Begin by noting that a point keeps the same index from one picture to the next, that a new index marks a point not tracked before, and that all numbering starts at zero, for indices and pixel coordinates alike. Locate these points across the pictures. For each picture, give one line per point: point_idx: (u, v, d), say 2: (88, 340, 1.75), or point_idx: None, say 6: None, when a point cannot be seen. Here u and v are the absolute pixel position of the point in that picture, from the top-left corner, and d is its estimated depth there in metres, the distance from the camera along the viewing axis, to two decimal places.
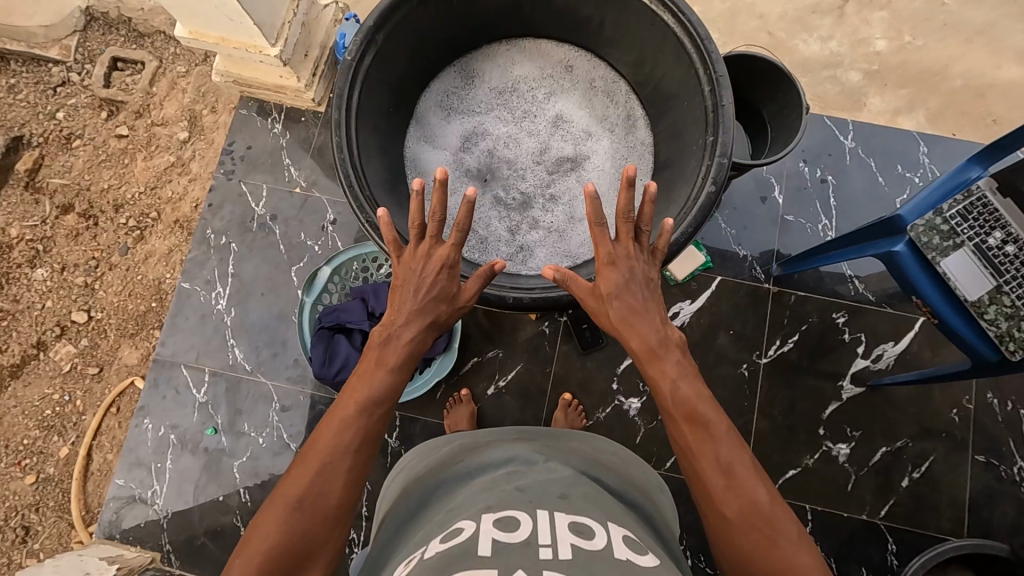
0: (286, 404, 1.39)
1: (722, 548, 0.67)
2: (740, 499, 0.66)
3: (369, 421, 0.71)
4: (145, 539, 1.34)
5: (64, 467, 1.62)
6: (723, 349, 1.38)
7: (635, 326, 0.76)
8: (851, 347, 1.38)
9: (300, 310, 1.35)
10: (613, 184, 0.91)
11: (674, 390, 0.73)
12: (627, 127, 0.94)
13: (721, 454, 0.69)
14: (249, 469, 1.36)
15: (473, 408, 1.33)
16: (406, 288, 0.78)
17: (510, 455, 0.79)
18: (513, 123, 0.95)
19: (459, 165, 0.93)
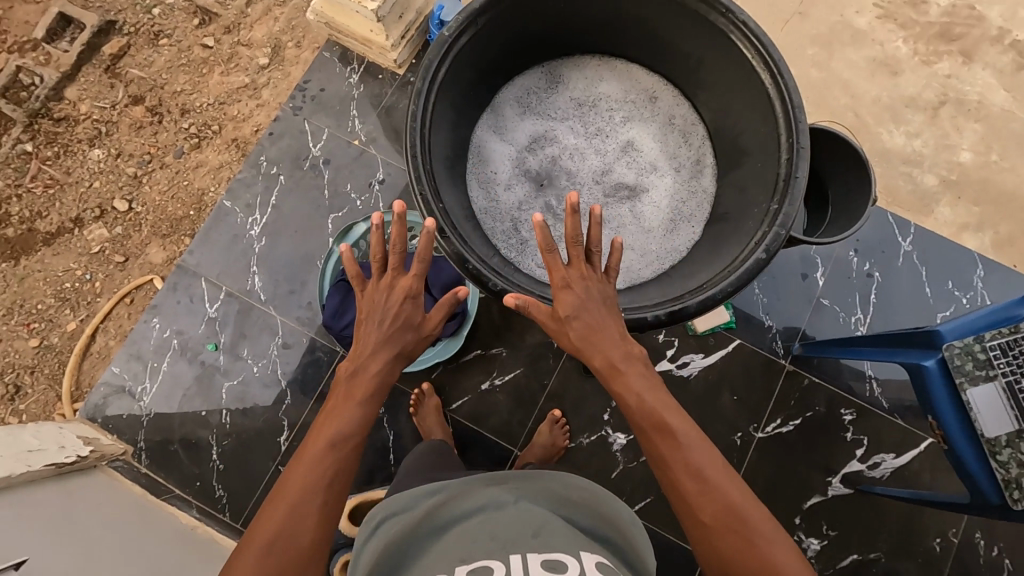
0: (288, 342, 1.41)
1: (702, 547, 0.70)
2: (715, 502, 0.69)
3: (340, 453, 0.77)
4: (123, 430, 1.37)
5: (67, 340, 1.68)
6: (723, 411, 1.37)
7: (599, 345, 0.76)
8: (851, 447, 1.34)
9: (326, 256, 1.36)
10: (664, 225, 0.91)
11: (642, 402, 0.75)
12: (693, 171, 0.93)
13: (692, 460, 0.71)
14: (236, 393, 1.39)
15: (432, 401, 1.32)
16: (371, 320, 0.88)
17: (486, 497, 0.81)
18: (582, 139, 0.95)
19: (521, 165, 0.94)
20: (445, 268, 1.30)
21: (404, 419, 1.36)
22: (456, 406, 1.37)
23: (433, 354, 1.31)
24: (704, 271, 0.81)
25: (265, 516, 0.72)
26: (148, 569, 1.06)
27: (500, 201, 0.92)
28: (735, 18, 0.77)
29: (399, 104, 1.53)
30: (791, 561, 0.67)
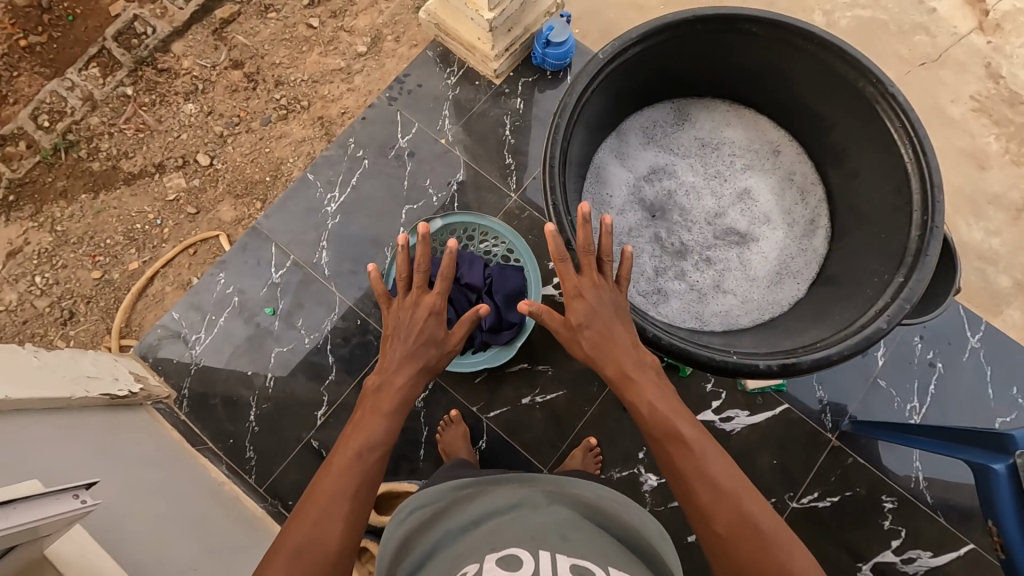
0: (342, 320, 1.43)
1: (718, 559, 0.67)
2: (729, 511, 0.68)
3: (365, 463, 0.77)
4: (170, 374, 1.41)
5: (127, 279, 1.73)
6: (760, 473, 1.34)
7: (612, 353, 0.80)
8: (887, 536, 1.30)
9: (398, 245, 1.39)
10: (769, 277, 0.91)
11: (653, 410, 0.77)
12: (806, 230, 0.93)
13: (703, 466, 0.72)
14: (283, 359, 1.41)
15: (458, 426, 1.31)
16: (398, 336, 0.95)
17: (514, 497, 0.76)
18: (702, 180, 0.97)
19: (639, 193, 0.96)
20: (511, 276, 1.31)
21: (440, 416, 1.36)
22: (494, 414, 1.37)
23: (482, 360, 1.32)
24: (807, 330, 0.80)
25: (290, 529, 0.71)
26: (180, 510, 1.08)
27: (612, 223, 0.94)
28: (885, 89, 0.78)
29: (490, 112, 1.57)
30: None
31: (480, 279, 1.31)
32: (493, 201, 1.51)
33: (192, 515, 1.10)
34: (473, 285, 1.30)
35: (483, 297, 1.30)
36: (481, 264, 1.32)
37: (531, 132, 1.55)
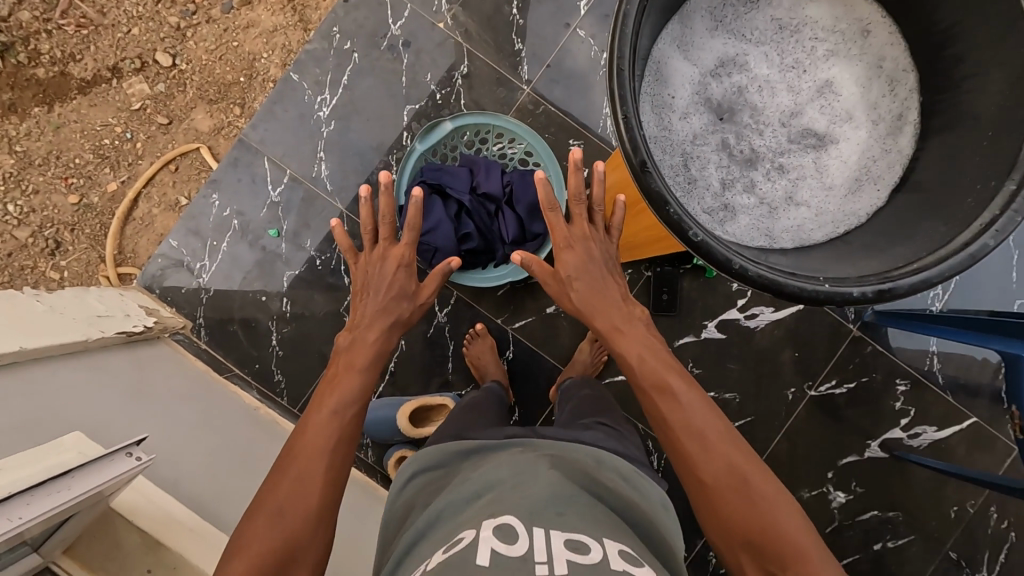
0: (354, 238, 1.35)
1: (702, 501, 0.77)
2: (715, 463, 0.77)
3: (338, 430, 0.79)
4: (181, 305, 1.36)
5: (108, 202, 1.59)
6: (781, 366, 1.37)
7: (599, 306, 0.95)
8: (897, 416, 1.37)
9: (406, 155, 1.26)
10: (850, 190, 0.66)
11: (642, 362, 0.88)
12: (891, 128, 0.67)
13: (690, 419, 0.80)
14: (297, 283, 1.36)
15: (485, 339, 1.31)
16: (368, 290, 1.00)
17: (516, 463, 0.65)
18: (775, 63, 0.66)
19: (698, 83, 0.66)
20: (532, 183, 1.23)
21: (466, 330, 1.35)
22: (519, 325, 1.36)
23: (506, 275, 1.27)
24: (893, 250, 0.61)
25: (264, 496, 0.72)
26: (223, 439, 1.09)
27: (672, 129, 0.66)
28: None
29: None
30: (788, 520, 0.72)
31: (498, 189, 1.23)
32: (503, 96, 1.36)
33: (236, 442, 1.11)
34: (492, 194, 1.23)
35: (502, 207, 1.23)
36: (499, 171, 1.24)
37: (540, 10, 1.35)
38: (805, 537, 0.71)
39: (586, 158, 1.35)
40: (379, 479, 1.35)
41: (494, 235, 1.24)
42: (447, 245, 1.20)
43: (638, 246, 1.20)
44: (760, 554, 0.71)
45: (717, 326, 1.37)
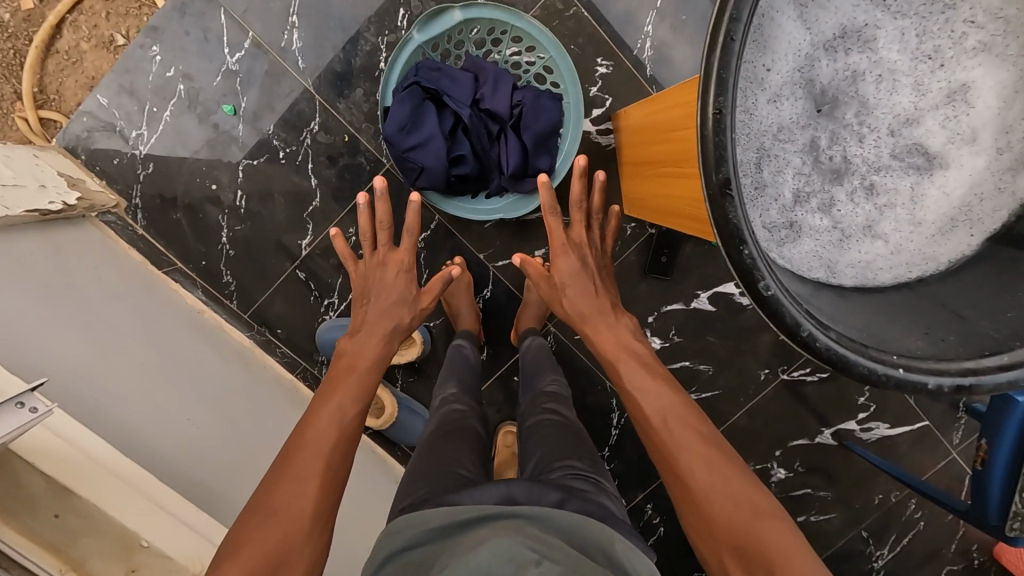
0: (326, 134, 1.15)
1: (688, 506, 0.79)
2: (697, 455, 0.80)
3: (338, 435, 0.80)
4: (113, 178, 1.15)
5: (19, 25, 1.10)
6: (761, 347, 1.33)
7: (585, 310, 1.03)
8: (856, 409, 1.38)
9: (400, 43, 1.03)
10: (943, 233, 0.51)
11: (620, 355, 0.96)
12: (1016, 160, 0.48)
13: (663, 409, 0.86)
14: (254, 175, 1.16)
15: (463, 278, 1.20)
16: (371, 294, 1.05)
17: (503, 552, 0.53)
18: (910, 45, 0.48)
19: (804, 56, 0.49)
20: (546, 109, 1.04)
21: (442, 261, 1.23)
22: (502, 264, 1.24)
23: (498, 210, 1.12)
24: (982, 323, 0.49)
25: (263, 498, 0.71)
26: (169, 354, 0.99)
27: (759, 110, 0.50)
28: None
29: None
30: (772, 528, 0.73)
31: (506, 108, 1.04)
32: None
33: (180, 354, 1.01)
34: (496, 114, 1.04)
35: (507, 131, 1.05)
36: (510, 85, 1.04)
37: None
38: (791, 544, 0.71)
39: (611, 85, 1.16)
40: None
41: (490, 162, 1.06)
42: (435, 166, 1.02)
43: (664, 215, 1.06)
44: (750, 565, 0.71)
45: (709, 297, 1.28)
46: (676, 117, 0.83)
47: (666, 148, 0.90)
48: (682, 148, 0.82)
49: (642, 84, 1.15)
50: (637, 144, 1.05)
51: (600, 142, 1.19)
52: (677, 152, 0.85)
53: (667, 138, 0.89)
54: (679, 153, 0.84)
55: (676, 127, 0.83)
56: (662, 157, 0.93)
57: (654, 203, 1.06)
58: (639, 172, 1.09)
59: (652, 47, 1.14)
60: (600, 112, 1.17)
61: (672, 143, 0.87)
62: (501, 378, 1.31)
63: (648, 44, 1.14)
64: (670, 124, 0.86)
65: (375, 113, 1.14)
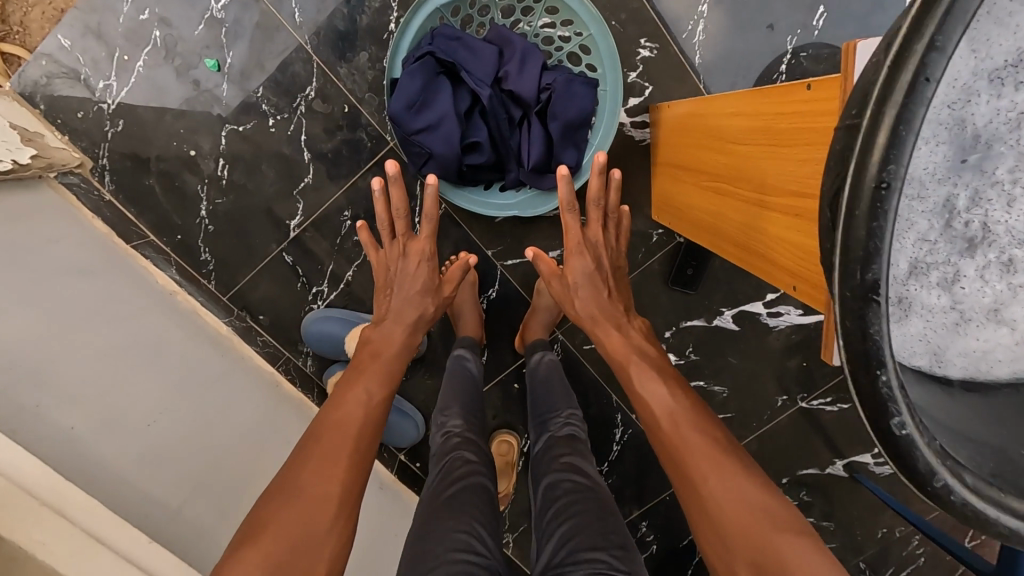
0: (323, 102, 1.01)
1: (699, 512, 0.68)
2: (705, 454, 0.69)
3: (364, 421, 0.74)
4: (76, 134, 1.00)
5: None
6: (782, 371, 1.23)
7: (597, 316, 0.92)
8: (874, 442, 1.30)
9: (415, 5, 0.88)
10: None
11: (625, 346, 0.87)
12: None
13: (668, 403, 0.76)
14: (239, 143, 1.02)
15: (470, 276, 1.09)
16: (392, 287, 0.96)
17: None
18: None
19: (961, 87, 0.27)
20: (578, 97, 0.89)
21: (446, 255, 1.11)
22: (511, 263, 1.12)
23: (513, 205, 0.99)
24: None
25: (285, 479, 0.67)
26: (134, 345, 0.86)
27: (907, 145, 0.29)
28: None
29: None
30: (799, 547, 0.60)
31: (532, 92, 0.90)
32: None
33: (145, 342, 0.89)
34: (521, 98, 0.90)
35: (531, 118, 0.92)
36: (539, 65, 0.89)
37: None
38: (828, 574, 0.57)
39: (652, 71, 1.02)
40: (315, 394, 1.18)
41: (509, 153, 0.93)
42: (446, 154, 0.89)
43: (694, 229, 0.91)
44: None
45: (733, 315, 1.18)
46: (745, 122, 0.67)
47: (721, 155, 0.74)
48: (749, 162, 0.66)
49: (689, 73, 1.02)
50: (685, 140, 0.88)
51: (633, 136, 1.06)
52: (739, 165, 0.69)
53: (726, 144, 0.72)
54: (742, 167, 0.68)
55: (744, 134, 0.67)
56: (714, 165, 0.77)
57: (688, 212, 0.91)
58: (680, 173, 0.92)
59: (704, 30, 1.00)
60: (638, 102, 1.04)
61: (732, 151, 0.71)
62: (501, 383, 1.21)
63: (700, 27, 1.00)
64: (734, 128, 0.70)
65: (380, 81, 1.01)
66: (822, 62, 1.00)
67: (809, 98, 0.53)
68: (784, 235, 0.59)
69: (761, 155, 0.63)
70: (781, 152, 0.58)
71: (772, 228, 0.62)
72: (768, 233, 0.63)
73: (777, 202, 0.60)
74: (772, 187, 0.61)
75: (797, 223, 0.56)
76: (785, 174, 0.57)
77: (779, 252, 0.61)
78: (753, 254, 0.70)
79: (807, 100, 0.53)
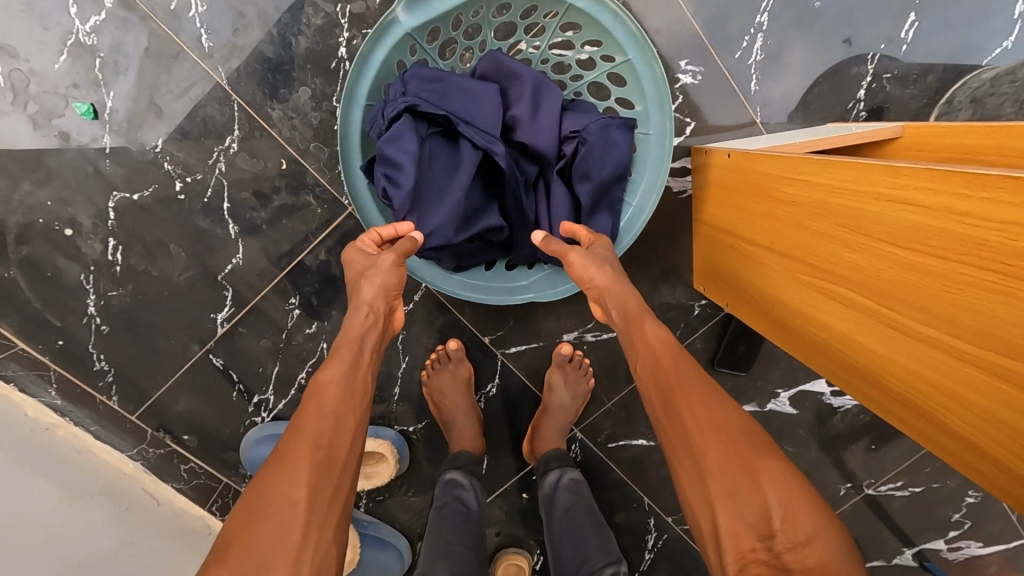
0: (251, 157, 0.73)
1: (679, 461, 0.50)
2: (709, 415, 0.49)
3: (339, 413, 0.50)
4: None
5: None
6: (846, 455, 1.02)
7: (622, 291, 0.61)
8: (947, 526, 1.06)
9: (373, 38, 0.60)
10: None
11: (622, 290, 0.61)
12: None
13: (664, 356, 0.55)
14: (136, 216, 0.74)
15: (461, 372, 0.84)
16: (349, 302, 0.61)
17: None
18: None
19: None
20: (616, 145, 0.64)
21: (432, 341, 0.86)
22: (514, 350, 0.88)
23: (526, 288, 0.73)
24: None
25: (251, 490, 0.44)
26: None
27: None
28: None
29: None
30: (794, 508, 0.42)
31: (552, 142, 0.66)
32: None
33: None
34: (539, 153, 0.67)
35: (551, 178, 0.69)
36: (556, 104, 0.66)
37: None
38: (808, 511, 0.42)
39: (695, 102, 0.79)
40: None
41: (523, 224, 0.69)
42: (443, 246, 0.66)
43: (755, 315, 0.67)
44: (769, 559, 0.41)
45: (791, 397, 0.97)
46: (881, 210, 0.44)
47: (822, 243, 0.52)
48: (897, 272, 0.44)
49: (741, 101, 0.78)
50: (740, 199, 0.65)
51: (671, 187, 0.82)
52: (872, 270, 0.46)
53: (837, 230, 0.49)
54: (880, 276, 0.45)
55: (884, 228, 0.44)
56: (807, 251, 0.54)
57: (745, 290, 0.68)
58: (731, 240, 0.69)
59: (763, 47, 0.77)
60: (678, 143, 0.80)
61: (853, 245, 0.48)
62: (505, 495, 0.95)
63: (758, 44, 0.77)
64: (859, 214, 0.47)
65: (330, 127, 0.74)
66: (910, 86, 0.78)
67: None
68: (974, 399, 0.40)
69: (925, 265, 0.41)
70: (980, 277, 0.37)
71: (938, 375, 0.42)
72: (926, 377, 0.43)
73: (961, 345, 0.39)
74: (948, 320, 0.40)
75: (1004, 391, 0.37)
76: (986, 315, 0.37)
77: (956, 413, 0.42)
78: (884, 391, 0.48)
79: None
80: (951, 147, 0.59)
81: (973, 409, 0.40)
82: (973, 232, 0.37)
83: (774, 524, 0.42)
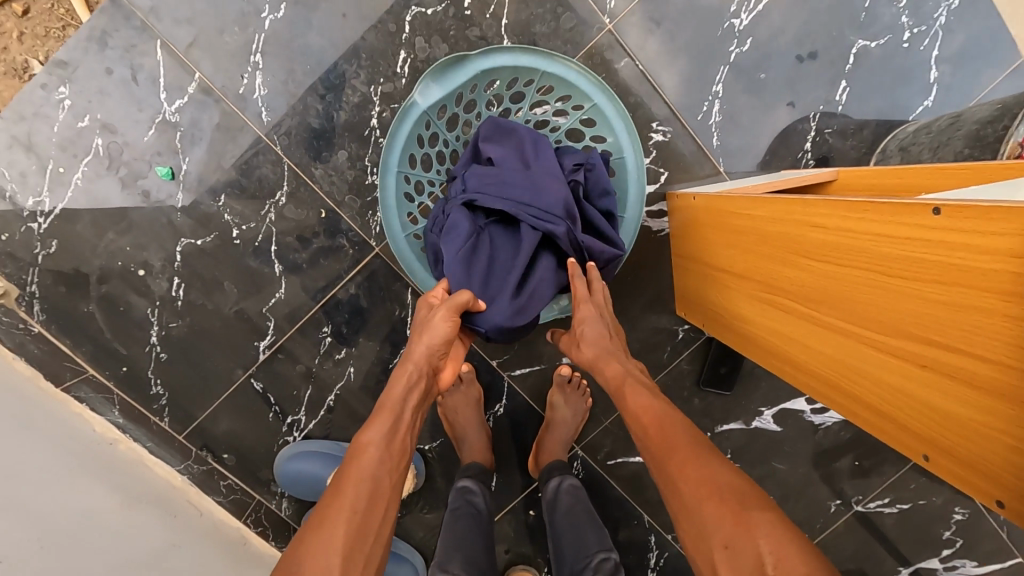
0: (296, 207, 0.88)
1: (681, 515, 0.54)
2: (702, 472, 0.53)
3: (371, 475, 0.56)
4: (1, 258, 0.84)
5: None
6: (833, 472, 1.08)
7: (609, 364, 0.72)
8: (940, 545, 1.10)
9: (399, 120, 0.76)
10: None
11: (609, 365, 0.72)
12: None
13: (660, 421, 0.61)
14: (198, 258, 0.88)
15: (473, 392, 0.95)
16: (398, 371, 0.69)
17: None
18: None
19: None
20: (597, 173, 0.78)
21: None
22: (520, 372, 0.98)
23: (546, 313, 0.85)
24: None
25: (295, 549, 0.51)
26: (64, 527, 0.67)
27: None
28: None
29: None
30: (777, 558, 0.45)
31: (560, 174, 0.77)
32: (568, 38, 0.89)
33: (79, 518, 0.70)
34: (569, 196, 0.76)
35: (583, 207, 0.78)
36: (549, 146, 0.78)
37: None
38: (799, 558, 0.45)
39: (667, 156, 0.93)
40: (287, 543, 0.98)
41: None
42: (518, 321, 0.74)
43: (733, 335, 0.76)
44: None
45: (775, 415, 1.06)
46: (816, 234, 0.54)
47: (777, 265, 0.61)
48: (833, 283, 0.53)
49: (706, 155, 0.93)
50: (710, 235, 0.76)
51: (652, 227, 0.95)
52: (815, 285, 0.55)
53: (787, 254, 0.59)
54: (821, 287, 0.55)
55: (820, 248, 0.54)
56: (766, 274, 0.63)
57: (721, 313, 0.78)
58: (705, 271, 0.80)
59: (721, 110, 0.92)
60: (654, 189, 0.94)
61: (799, 265, 0.57)
62: (513, 512, 1.02)
63: (716, 108, 0.92)
64: (800, 239, 0.57)
65: (362, 182, 0.89)
66: (849, 138, 0.92)
67: (944, 232, 0.41)
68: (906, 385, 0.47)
69: (853, 276, 0.50)
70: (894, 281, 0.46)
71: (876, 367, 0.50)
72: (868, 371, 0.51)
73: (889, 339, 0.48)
74: (877, 320, 0.49)
75: (926, 375, 0.45)
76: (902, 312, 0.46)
77: (887, 397, 0.50)
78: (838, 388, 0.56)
79: (944, 237, 0.41)
80: (872, 184, 0.72)
81: (906, 393, 0.48)
82: (882, 247, 0.47)
83: (767, 568, 0.45)
